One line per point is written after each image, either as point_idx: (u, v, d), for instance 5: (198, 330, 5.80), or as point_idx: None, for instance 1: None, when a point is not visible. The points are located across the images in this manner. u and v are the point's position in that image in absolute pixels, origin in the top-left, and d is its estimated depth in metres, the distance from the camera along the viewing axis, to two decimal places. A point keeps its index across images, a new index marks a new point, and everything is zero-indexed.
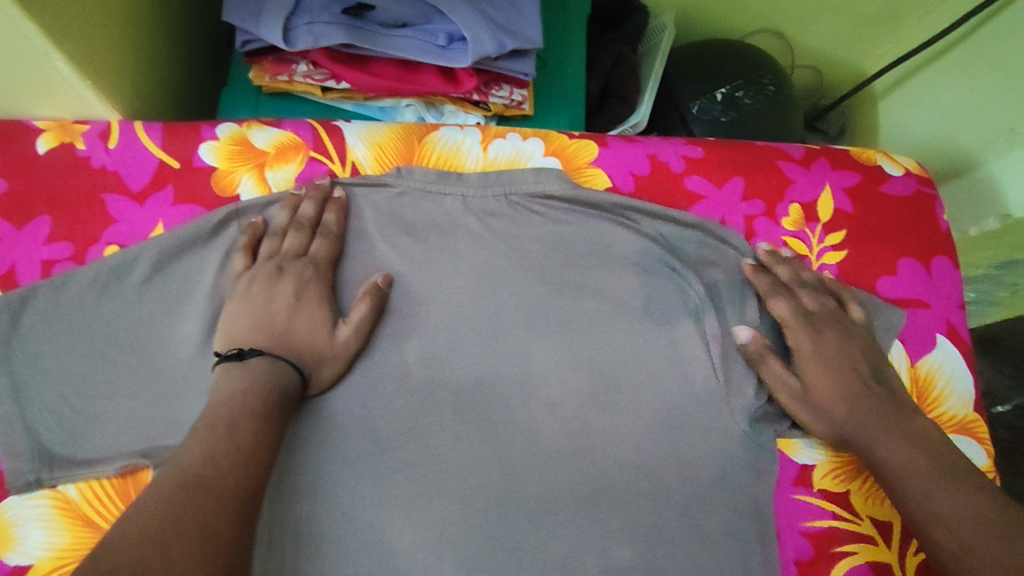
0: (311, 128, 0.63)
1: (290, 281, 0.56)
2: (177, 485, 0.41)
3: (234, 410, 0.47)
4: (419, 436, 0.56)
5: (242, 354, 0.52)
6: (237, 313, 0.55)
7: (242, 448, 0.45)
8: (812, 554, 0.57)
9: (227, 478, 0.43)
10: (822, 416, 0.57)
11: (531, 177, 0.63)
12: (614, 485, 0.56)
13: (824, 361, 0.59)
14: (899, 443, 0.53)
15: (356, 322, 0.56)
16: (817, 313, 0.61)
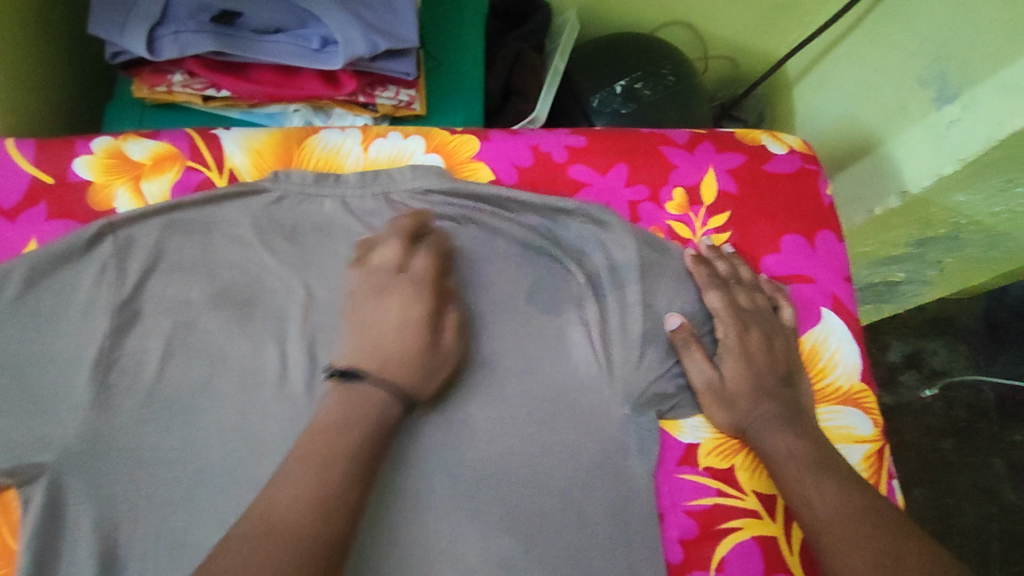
0: (188, 138, 0.64)
1: (400, 296, 0.56)
2: (256, 532, 0.42)
3: (315, 442, 0.47)
4: (297, 439, 0.56)
5: (347, 375, 0.51)
6: (352, 333, 0.54)
7: (327, 479, 0.46)
8: (697, 532, 0.57)
9: (307, 521, 0.43)
10: (732, 406, 0.59)
11: (409, 175, 0.64)
12: (496, 475, 0.56)
13: (746, 356, 0.60)
14: (793, 439, 0.56)
15: (451, 326, 0.57)
16: (749, 311, 0.62)
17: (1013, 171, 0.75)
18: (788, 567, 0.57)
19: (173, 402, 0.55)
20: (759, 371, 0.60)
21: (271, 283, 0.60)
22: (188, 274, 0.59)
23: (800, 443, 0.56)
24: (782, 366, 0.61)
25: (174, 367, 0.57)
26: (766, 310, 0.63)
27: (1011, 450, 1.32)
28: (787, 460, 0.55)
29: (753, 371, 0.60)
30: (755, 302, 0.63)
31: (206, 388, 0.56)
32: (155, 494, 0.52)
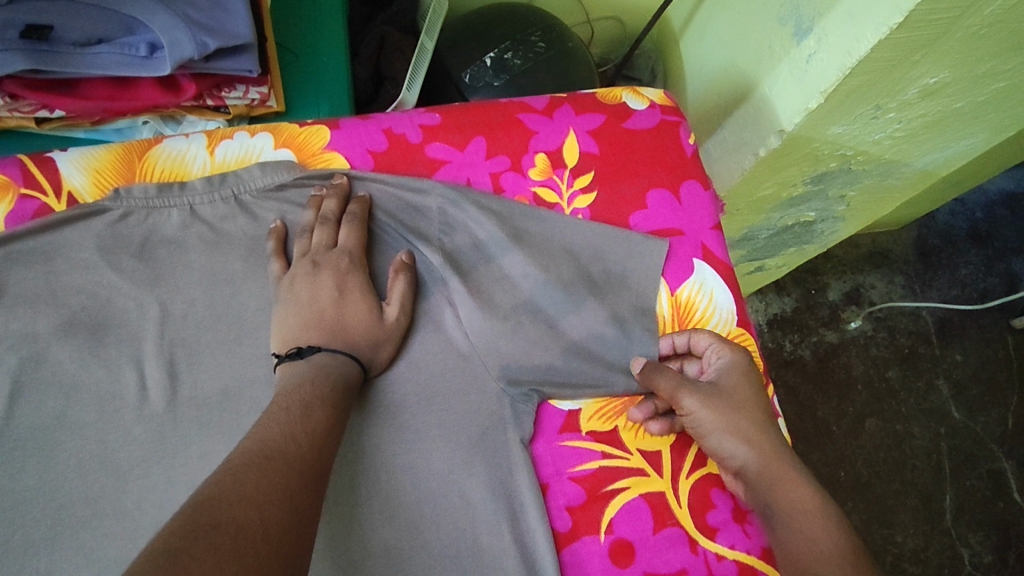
0: (19, 164, 0.61)
1: (329, 275, 0.57)
2: (255, 459, 0.42)
3: (308, 394, 0.49)
4: (163, 460, 0.54)
5: (303, 351, 0.53)
6: (286, 312, 0.56)
7: (318, 428, 0.47)
8: (584, 498, 0.57)
9: (308, 454, 0.45)
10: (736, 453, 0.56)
11: (258, 173, 0.63)
12: (376, 466, 0.55)
13: (741, 376, 0.59)
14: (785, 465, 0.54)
15: (399, 300, 0.59)
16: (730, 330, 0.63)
17: (878, 99, 0.75)
18: (676, 520, 0.57)
19: (27, 439, 0.54)
20: (755, 389, 0.59)
21: (123, 303, 0.58)
22: (32, 306, 0.57)
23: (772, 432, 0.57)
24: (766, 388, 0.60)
25: (25, 404, 0.55)
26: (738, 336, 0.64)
27: (953, 369, 1.35)
28: (775, 484, 0.53)
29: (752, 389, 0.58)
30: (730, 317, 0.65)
31: (62, 421, 0.54)
32: (14, 538, 0.51)
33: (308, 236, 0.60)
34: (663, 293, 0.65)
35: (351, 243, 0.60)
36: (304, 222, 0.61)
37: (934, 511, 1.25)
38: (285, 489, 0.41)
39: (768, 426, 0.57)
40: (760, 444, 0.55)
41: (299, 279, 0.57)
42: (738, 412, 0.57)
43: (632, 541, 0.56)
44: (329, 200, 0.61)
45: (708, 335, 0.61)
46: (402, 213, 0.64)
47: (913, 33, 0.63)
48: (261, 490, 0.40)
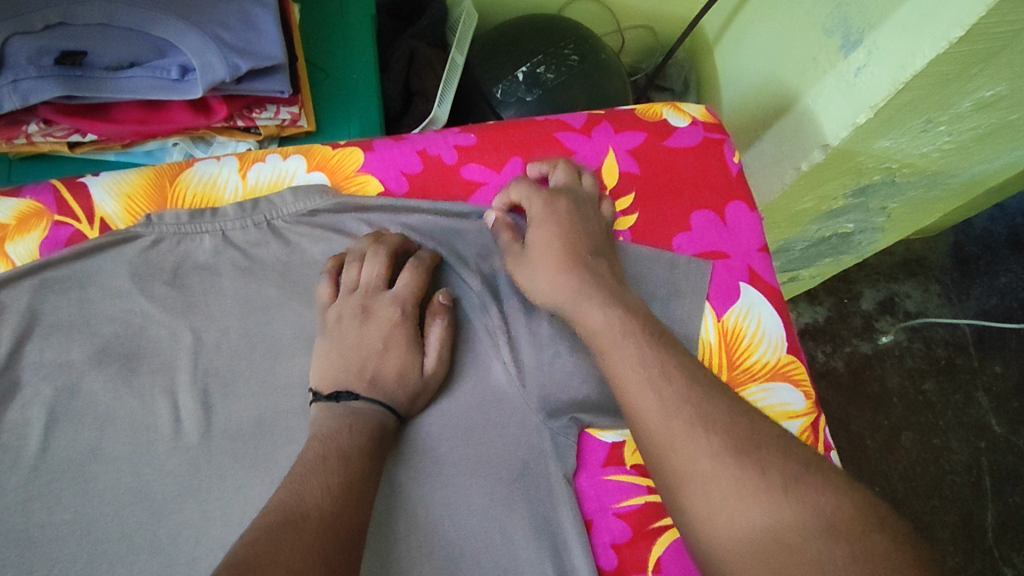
0: (52, 191, 0.60)
1: (379, 325, 0.56)
2: (291, 516, 0.41)
3: (343, 444, 0.48)
4: (198, 493, 0.52)
5: (340, 397, 0.52)
6: (328, 351, 0.55)
7: (353, 479, 0.46)
8: (629, 536, 0.55)
9: (346, 507, 0.44)
10: (535, 285, 0.56)
11: (291, 199, 0.61)
12: (413, 502, 0.54)
13: (551, 218, 0.58)
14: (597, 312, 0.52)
15: (437, 350, 0.57)
16: (565, 187, 0.62)
17: (929, 112, 0.72)
18: None
19: (62, 473, 0.53)
20: (572, 235, 0.58)
21: (157, 331, 0.57)
22: (66, 335, 0.56)
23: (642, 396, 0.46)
24: (594, 234, 0.58)
25: (60, 436, 0.54)
26: (576, 188, 0.62)
27: (994, 382, 1.30)
28: (614, 338, 0.50)
29: (562, 230, 0.57)
30: (568, 181, 0.62)
31: (96, 453, 0.53)
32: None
33: (359, 267, 0.59)
34: (709, 319, 0.62)
35: (405, 289, 0.58)
36: (357, 250, 0.60)
37: (976, 530, 1.20)
38: (319, 550, 0.39)
39: (576, 261, 0.55)
40: (561, 292, 0.54)
41: (346, 320, 0.56)
42: (538, 262, 0.56)
43: None
44: (389, 235, 0.60)
45: (531, 199, 0.60)
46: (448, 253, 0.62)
47: (975, 45, 0.60)
48: (299, 551, 0.39)
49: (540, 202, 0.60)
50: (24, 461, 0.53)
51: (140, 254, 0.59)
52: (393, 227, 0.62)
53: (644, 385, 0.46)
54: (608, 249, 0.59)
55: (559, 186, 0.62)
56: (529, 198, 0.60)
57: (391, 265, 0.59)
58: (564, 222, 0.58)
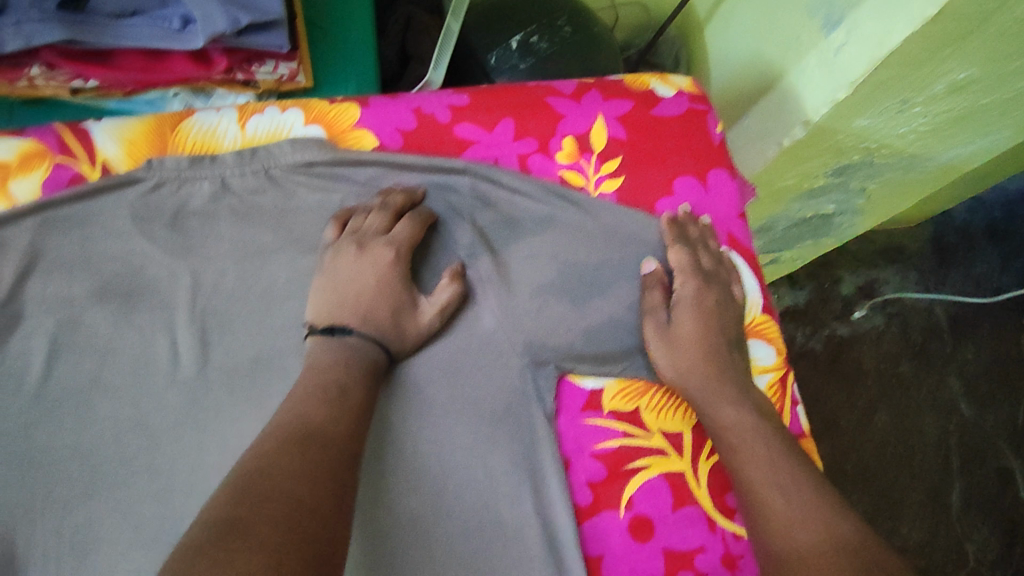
0: (55, 133, 0.62)
1: (371, 260, 0.58)
2: (293, 439, 0.44)
3: (343, 375, 0.51)
4: (195, 423, 0.55)
5: (335, 331, 0.54)
6: (325, 291, 0.58)
7: (352, 410, 0.49)
8: (605, 475, 0.58)
9: (344, 433, 0.46)
10: (674, 356, 0.61)
11: (288, 149, 0.63)
12: (399, 436, 0.56)
13: (698, 309, 0.63)
14: (730, 408, 0.57)
15: (441, 303, 0.60)
16: (712, 271, 0.65)
17: (906, 92, 0.75)
18: (694, 499, 0.58)
19: (63, 400, 0.55)
20: (715, 325, 0.62)
21: (156, 271, 0.60)
22: (68, 271, 0.59)
23: (757, 430, 0.55)
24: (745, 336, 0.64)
25: (61, 365, 0.56)
26: (722, 274, 0.65)
27: (965, 367, 1.35)
28: (748, 437, 0.55)
29: (709, 321, 0.62)
30: (604, 255, 0.65)
31: (96, 383, 0.56)
32: (52, 494, 0.52)
33: (364, 217, 0.62)
34: None
35: (401, 235, 0.60)
36: (367, 204, 0.63)
37: (940, 505, 1.25)
38: (321, 467, 0.43)
39: (716, 359, 0.60)
40: (697, 380, 0.59)
41: (342, 255, 0.59)
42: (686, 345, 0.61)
43: (651, 518, 0.57)
44: (394, 195, 0.63)
45: (681, 278, 0.64)
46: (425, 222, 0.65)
47: (948, 26, 0.63)
48: (298, 470, 0.42)
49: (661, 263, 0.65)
50: (27, 387, 0.55)
51: (141, 196, 0.61)
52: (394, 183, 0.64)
53: (753, 420, 0.56)
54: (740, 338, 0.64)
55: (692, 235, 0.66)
56: (683, 276, 0.64)
57: (395, 217, 0.62)
58: (707, 315, 0.63)
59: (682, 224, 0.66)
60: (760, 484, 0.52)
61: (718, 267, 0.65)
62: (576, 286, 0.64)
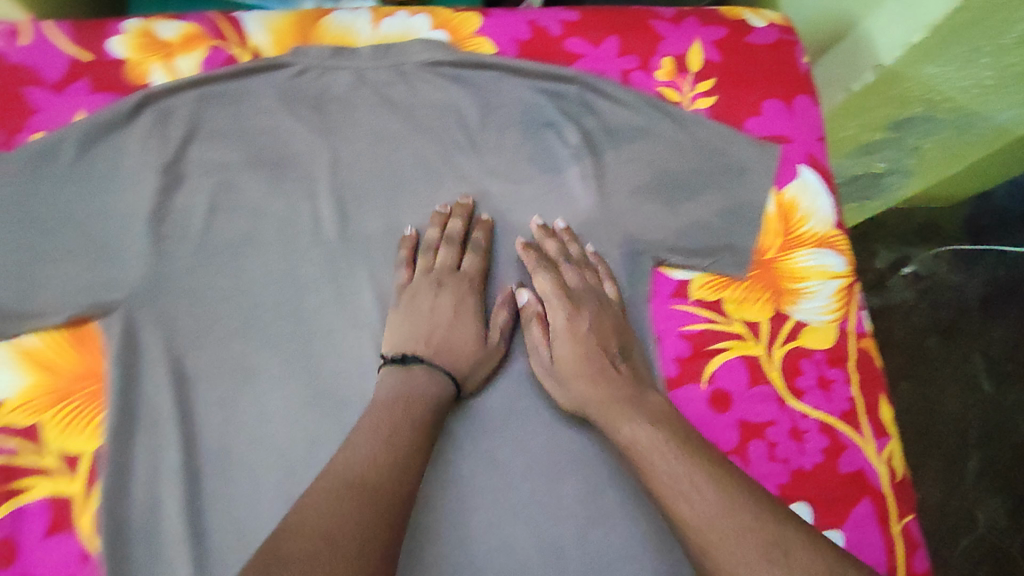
0: (212, 20, 0.69)
1: (450, 295, 0.65)
2: (341, 487, 0.49)
3: (405, 412, 0.56)
4: (337, 278, 0.65)
5: (407, 359, 0.60)
6: (398, 319, 0.63)
7: (401, 454, 0.53)
8: (690, 352, 0.66)
9: (389, 479, 0.51)
10: (565, 390, 0.62)
11: (418, 48, 0.70)
12: (511, 305, 0.64)
13: (572, 333, 0.63)
14: (635, 424, 0.57)
15: (501, 327, 0.65)
16: (579, 292, 0.65)
17: (978, 40, 0.80)
18: (768, 379, 0.66)
19: (223, 250, 0.64)
20: (592, 342, 0.63)
21: (299, 147, 0.67)
22: (224, 140, 0.66)
23: (654, 446, 0.55)
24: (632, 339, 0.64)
25: (220, 220, 0.65)
26: (588, 288, 0.65)
27: (990, 344, 1.32)
28: (652, 453, 0.55)
29: (586, 345, 0.63)
30: (698, 164, 0.71)
31: (250, 238, 0.65)
32: (215, 326, 0.63)
33: (432, 253, 0.66)
34: (770, 197, 0.71)
35: (472, 267, 0.66)
36: (430, 238, 0.66)
37: (954, 474, 1.23)
38: (371, 505, 0.48)
39: (605, 382, 0.61)
40: (593, 408, 0.60)
41: (420, 296, 0.64)
42: (574, 371, 0.61)
43: (730, 392, 0.65)
44: (456, 220, 0.66)
45: (552, 310, 0.65)
46: (534, 124, 0.70)
47: None
48: (342, 515, 0.47)
49: (548, 280, 0.65)
50: (192, 237, 0.64)
51: (289, 80, 0.68)
52: (441, 208, 0.67)
53: (651, 435, 0.56)
54: (629, 347, 0.64)
55: (551, 257, 0.66)
56: (553, 309, 0.65)
57: (462, 249, 0.66)
58: (584, 340, 0.63)
59: (539, 242, 0.67)
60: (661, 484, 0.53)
61: (582, 287, 0.65)
62: (666, 189, 0.70)
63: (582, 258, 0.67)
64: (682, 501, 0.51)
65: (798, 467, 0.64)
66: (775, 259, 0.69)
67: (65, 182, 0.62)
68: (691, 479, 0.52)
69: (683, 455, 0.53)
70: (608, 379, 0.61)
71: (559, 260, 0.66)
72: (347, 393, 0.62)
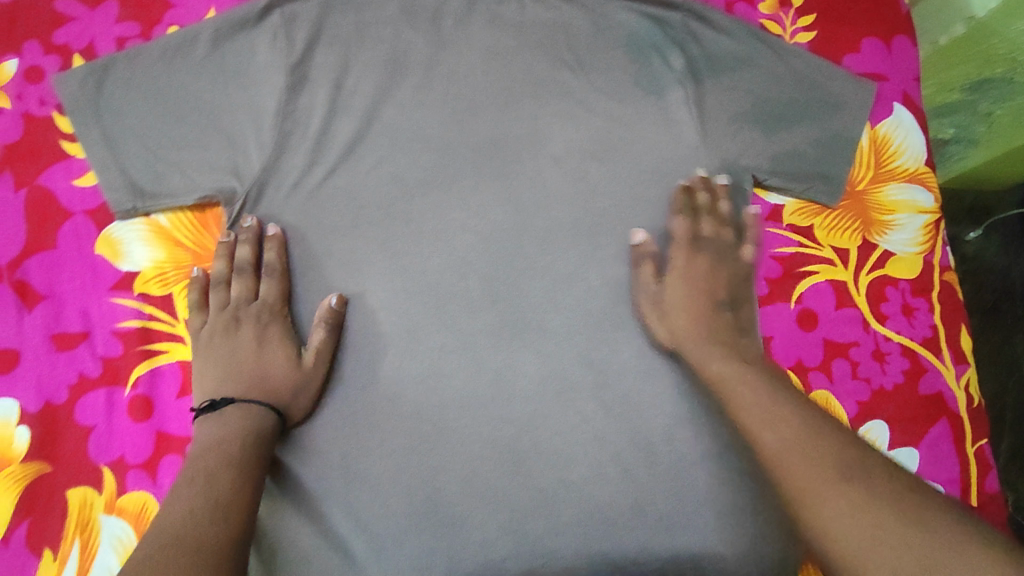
0: None
1: (251, 328, 0.61)
2: (169, 536, 0.46)
3: (232, 451, 0.54)
4: (444, 183, 0.66)
5: (216, 404, 0.57)
6: (206, 364, 0.60)
7: (221, 492, 0.50)
8: (780, 273, 0.69)
9: (211, 521, 0.48)
10: (665, 322, 0.64)
11: None
12: (613, 219, 0.67)
13: (688, 278, 0.66)
14: (721, 360, 0.61)
15: (317, 346, 0.61)
16: (709, 239, 0.68)
17: None
18: (855, 303, 0.69)
19: (340, 149, 0.65)
20: (700, 285, 0.66)
21: (417, 57, 0.68)
22: (345, 45, 0.68)
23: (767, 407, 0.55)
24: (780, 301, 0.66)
25: (340, 118, 0.66)
26: (718, 239, 0.68)
27: None
28: (750, 398, 0.56)
29: (692, 284, 0.66)
30: (803, 95, 0.71)
31: (362, 138, 0.66)
32: (325, 221, 0.64)
33: (226, 288, 0.63)
34: (865, 131, 0.72)
35: (270, 292, 0.62)
36: (219, 272, 0.63)
37: None
38: (214, 551, 0.46)
39: (706, 320, 0.64)
40: (692, 342, 0.63)
41: (218, 334, 0.61)
42: (677, 312, 0.64)
43: (818, 312, 0.68)
44: (242, 245, 0.62)
45: (676, 247, 0.67)
46: (640, 48, 0.71)
47: None
48: (194, 559, 0.45)
49: (659, 235, 0.67)
50: (309, 137, 0.65)
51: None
52: (225, 238, 0.63)
53: (742, 370, 0.59)
54: (738, 300, 0.66)
55: (702, 199, 0.67)
56: (676, 245, 0.67)
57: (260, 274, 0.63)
58: (696, 283, 0.66)
59: (693, 189, 0.67)
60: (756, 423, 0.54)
61: (713, 234, 0.67)
62: (767, 116, 0.70)
63: (726, 214, 0.68)
64: (769, 434, 0.52)
65: (880, 386, 0.67)
66: (866, 191, 0.72)
67: (197, 73, 0.65)
68: (793, 455, 0.50)
69: (790, 420, 0.52)
70: (713, 324, 0.64)
71: (694, 211, 0.67)
72: (452, 290, 0.63)
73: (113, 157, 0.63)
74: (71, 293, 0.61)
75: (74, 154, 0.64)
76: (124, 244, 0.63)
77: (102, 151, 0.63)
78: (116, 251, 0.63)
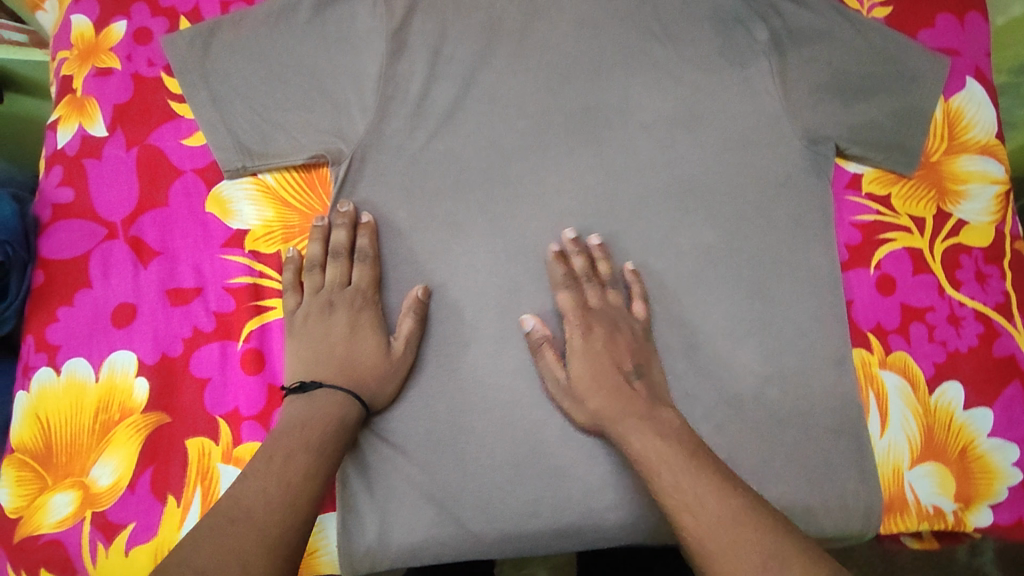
0: None
1: (343, 313, 0.62)
2: (237, 513, 0.46)
3: (313, 437, 0.53)
4: (539, 149, 0.68)
5: (305, 386, 0.58)
6: (298, 346, 0.62)
7: (294, 477, 0.50)
8: (860, 239, 0.72)
9: (282, 506, 0.47)
10: (582, 406, 0.59)
11: None
12: (702, 185, 0.68)
13: (589, 356, 0.61)
14: (646, 435, 0.54)
15: (406, 336, 0.62)
16: (599, 309, 0.64)
17: None
18: (931, 270, 0.71)
19: (440, 115, 0.67)
20: (606, 362, 0.60)
21: (511, 25, 0.70)
22: (440, 11, 0.69)
23: (661, 458, 0.52)
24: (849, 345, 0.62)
25: (437, 86, 0.67)
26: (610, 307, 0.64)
27: None
28: (656, 463, 0.52)
29: (604, 356, 0.60)
30: (886, 68, 0.72)
31: (461, 104, 0.68)
32: (427, 185, 0.66)
33: (321, 271, 0.64)
34: (939, 104, 0.75)
35: (363, 277, 0.64)
36: (315, 255, 0.65)
37: None
38: (269, 539, 0.45)
39: (618, 392, 0.58)
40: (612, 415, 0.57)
41: (311, 318, 0.62)
42: (590, 393, 0.59)
43: (896, 278, 0.71)
44: (338, 230, 0.64)
45: (573, 321, 0.63)
46: (727, 20, 0.71)
47: None
48: (257, 544, 0.44)
49: (569, 297, 0.63)
50: (410, 100, 0.66)
51: None
52: (322, 222, 0.65)
53: (663, 448, 0.52)
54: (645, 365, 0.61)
55: (569, 274, 0.64)
56: (570, 321, 0.63)
57: (355, 261, 0.64)
58: (600, 359, 0.60)
59: (568, 255, 0.65)
60: (673, 500, 0.48)
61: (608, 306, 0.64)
62: (849, 87, 0.71)
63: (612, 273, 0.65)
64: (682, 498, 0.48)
65: (955, 349, 0.69)
66: (940, 163, 0.74)
67: (299, 37, 0.65)
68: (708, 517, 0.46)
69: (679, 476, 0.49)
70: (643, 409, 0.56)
71: (581, 280, 0.64)
72: (549, 252, 0.65)
73: (221, 118, 0.64)
74: (182, 249, 0.65)
75: (184, 114, 0.68)
76: (233, 203, 0.66)
77: (210, 112, 0.64)
78: (226, 209, 0.66)
